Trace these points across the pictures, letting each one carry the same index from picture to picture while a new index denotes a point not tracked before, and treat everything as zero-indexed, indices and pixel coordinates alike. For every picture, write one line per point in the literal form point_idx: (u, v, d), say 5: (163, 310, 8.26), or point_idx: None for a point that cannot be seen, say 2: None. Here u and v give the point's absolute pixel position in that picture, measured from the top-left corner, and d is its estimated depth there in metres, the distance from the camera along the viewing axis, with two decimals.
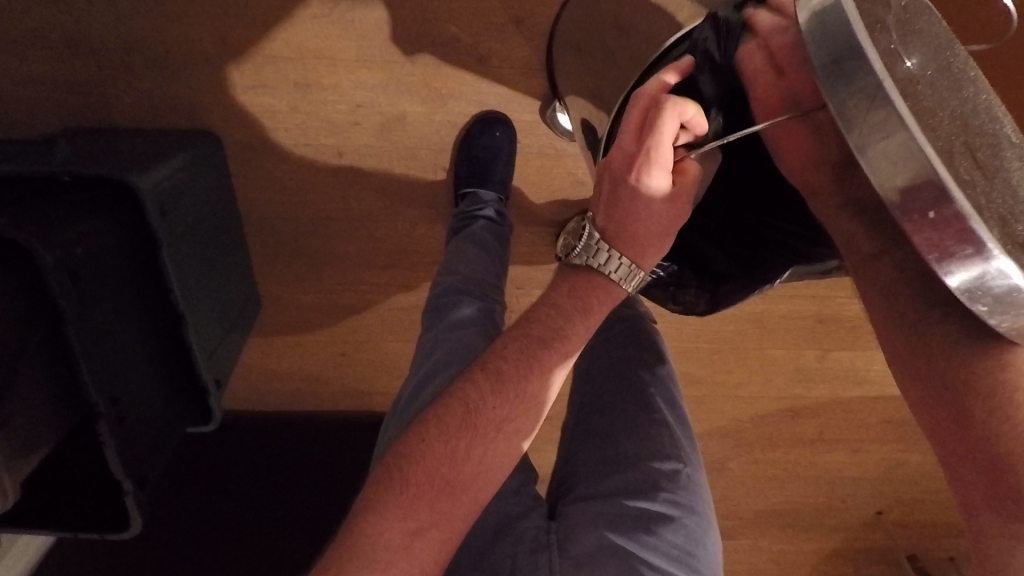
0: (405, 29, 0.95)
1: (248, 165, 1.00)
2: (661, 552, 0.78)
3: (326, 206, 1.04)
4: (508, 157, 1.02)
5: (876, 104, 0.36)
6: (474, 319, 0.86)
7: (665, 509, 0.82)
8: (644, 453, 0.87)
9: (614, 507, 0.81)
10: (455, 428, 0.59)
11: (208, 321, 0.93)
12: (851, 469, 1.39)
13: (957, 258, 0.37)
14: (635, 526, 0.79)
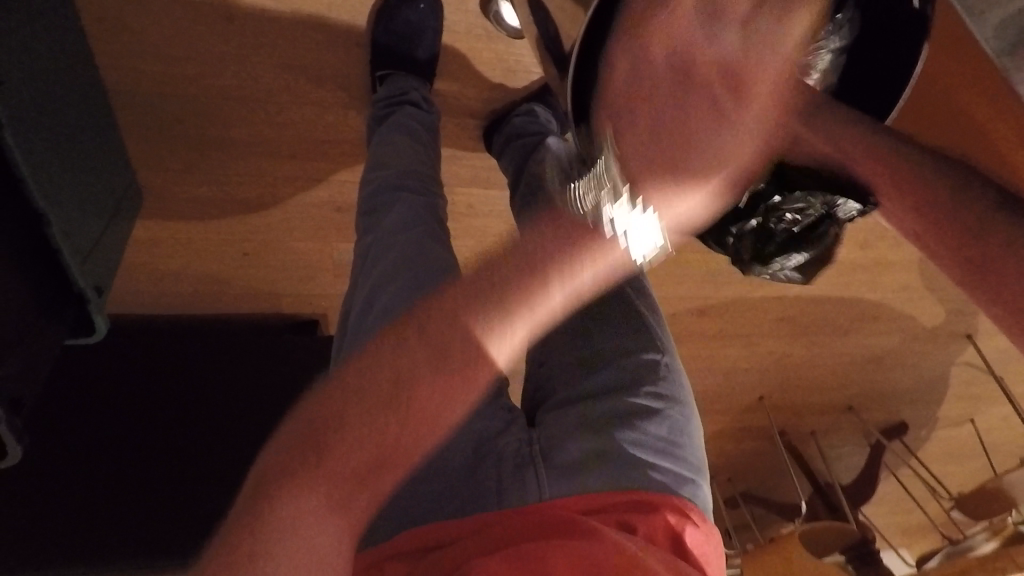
0: None
1: (111, 27, 0.83)
2: (646, 445, 0.56)
3: (213, 82, 0.88)
4: (434, 36, 0.88)
5: None
6: (418, 217, 0.68)
7: (648, 403, 0.59)
8: (623, 346, 0.63)
9: (595, 408, 0.58)
10: (370, 400, 0.44)
11: (80, 218, 0.75)
12: (743, 360, 1.58)
13: None
14: (623, 420, 0.57)
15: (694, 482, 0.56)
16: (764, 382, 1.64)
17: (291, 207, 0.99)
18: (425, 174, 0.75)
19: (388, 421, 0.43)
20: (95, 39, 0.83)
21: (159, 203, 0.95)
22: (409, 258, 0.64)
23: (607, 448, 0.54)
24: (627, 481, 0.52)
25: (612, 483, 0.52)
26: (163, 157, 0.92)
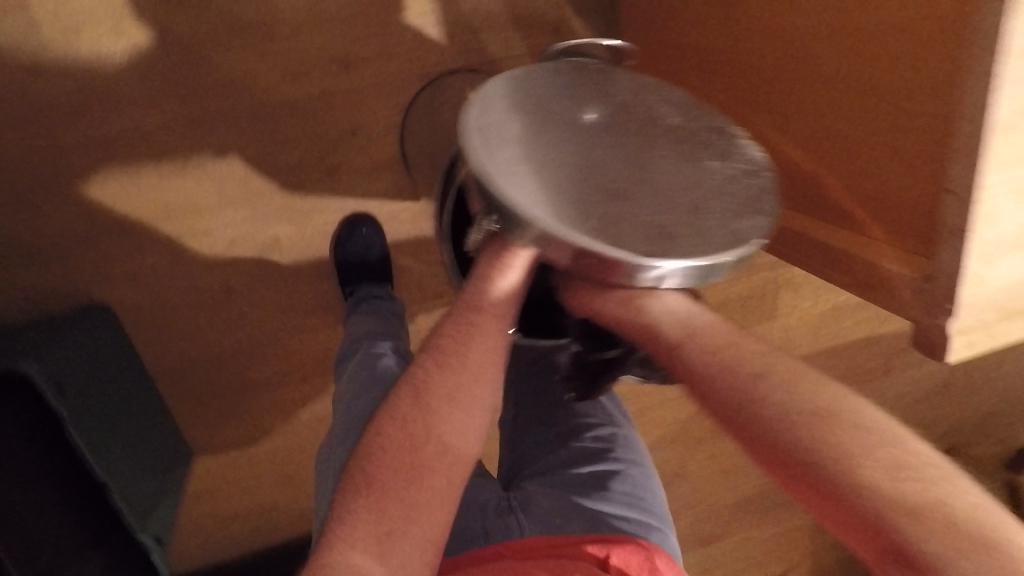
0: (257, 161, 0.98)
1: (142, 325, 1.03)
2: (615, 502, 0.63)
3: (224, 342, 1.08)
4: (383, 249, 1.03)
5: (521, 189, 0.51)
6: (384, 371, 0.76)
7: (614, 464, 0.67)
8: (588, 415, 0.72)
9: (568, 472, 0.66)
10: (393, 462, 0.51)
11: (137, 483, 0.91)
12: (803, 428, 1.49)
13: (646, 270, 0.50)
14: (590, 483, 0.65)
15: (659, 532, 0.63)
16: None
17: (312, 421, 1.13)
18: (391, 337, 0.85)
19: (410, 477, 0.50)
20: (135, 340, 1.04)
21: (208, 454, 1.11)
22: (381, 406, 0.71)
23: (580, 506, 0.61)
24: (597, 530, 0.59)
25: (584, 531, 0.58)
26: (205, 414, 1.10)
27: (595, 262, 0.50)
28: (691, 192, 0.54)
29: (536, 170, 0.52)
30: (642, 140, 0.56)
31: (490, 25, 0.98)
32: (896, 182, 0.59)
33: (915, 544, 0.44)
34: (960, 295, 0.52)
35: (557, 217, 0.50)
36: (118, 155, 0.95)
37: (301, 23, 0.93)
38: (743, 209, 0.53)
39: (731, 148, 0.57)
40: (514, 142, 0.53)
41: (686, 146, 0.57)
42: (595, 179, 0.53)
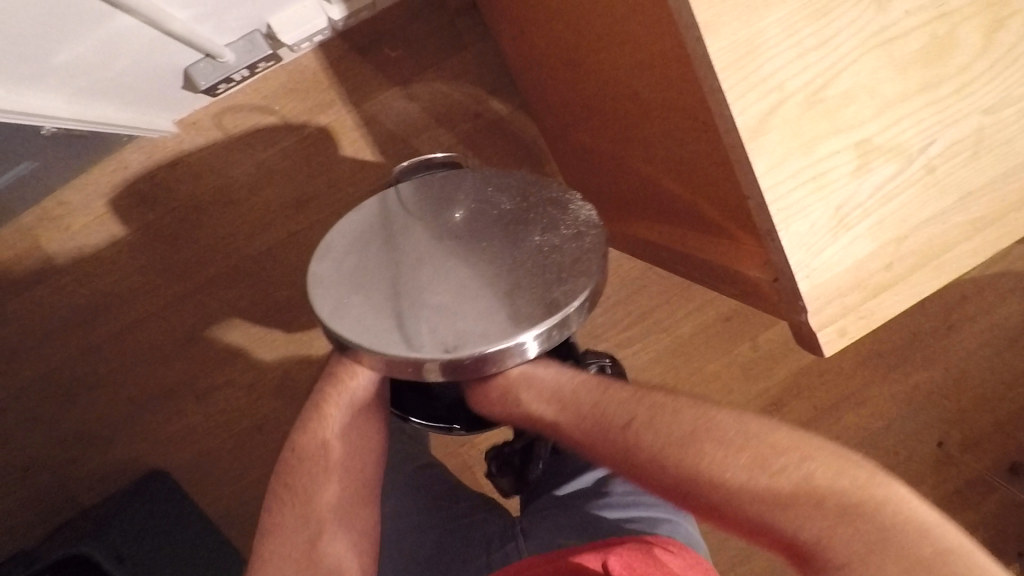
0: (253, 311, 1.09)
1: (194, 481, 1.13)
2: (614, 505, 0.71)
3: (267, 479, 1.15)
4: None
5: (376, 315, 0.56)
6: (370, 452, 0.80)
7: (610, 469, 0.75)
8: None
9: (570, 485, 0.76)
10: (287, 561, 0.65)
11: None
12: (895, 415, 1.30)
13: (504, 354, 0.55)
14: (590, 490, 0.74)
15: (670, 521, 0.70)
16: (933, 422, 1.31)
17: None
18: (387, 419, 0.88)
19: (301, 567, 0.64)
20: (192, 496, 1.14)
21: None
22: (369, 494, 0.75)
23: (580, 518, 0.70)
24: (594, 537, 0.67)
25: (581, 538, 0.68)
26: None
27: (445, 371, 0.55)
28: (521, 268, 0.58)
29: (388, 290, 0.58)
30: (476, 240, 0.60)
31: (416, 128, 1.06)
32: (713, 198, 0.51)
33: (792, 532, 0.50)
34: (803, 290, 0.41)
35: (408, 333, 0.55)
36: (139, 341, 1.08)
37: (257, 183, 1.05)
38: (570, 274, 0.56)
39: (560, 218, 0.60)
40: (355, 278, 0.59)
41: (514, 227, 0.61)
42: (432, 294, 0.58)
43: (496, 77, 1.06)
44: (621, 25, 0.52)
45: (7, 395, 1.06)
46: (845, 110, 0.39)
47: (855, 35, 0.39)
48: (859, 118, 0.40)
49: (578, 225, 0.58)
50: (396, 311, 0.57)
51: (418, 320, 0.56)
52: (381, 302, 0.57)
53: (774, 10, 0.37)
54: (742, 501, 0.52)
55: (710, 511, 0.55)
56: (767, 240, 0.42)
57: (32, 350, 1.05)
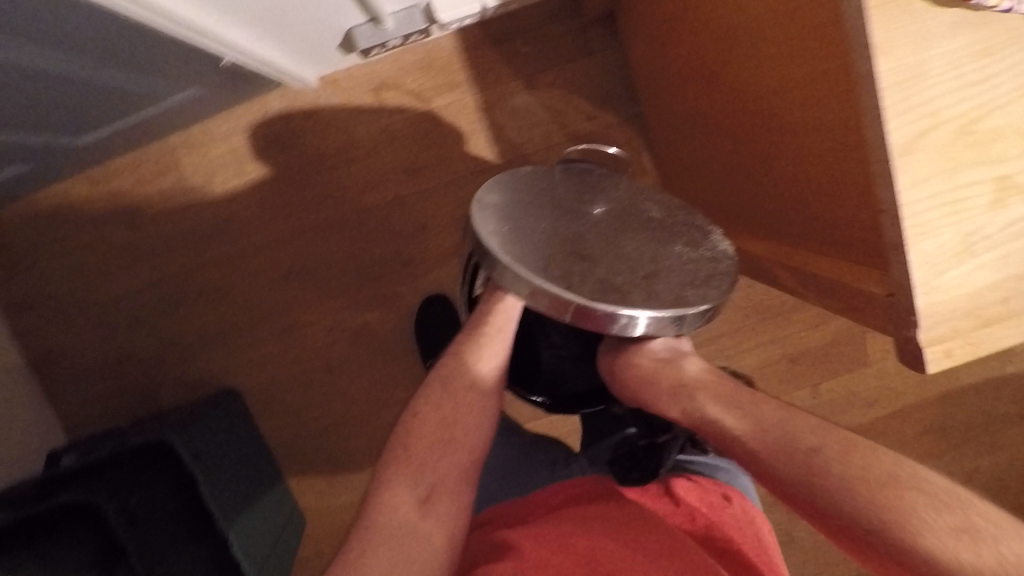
0: (349, 259, 1.18)
1: (264, 405, 1.23)
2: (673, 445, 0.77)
3: (328, 416, 1.24)
4: (454, 324, 1.16)
5: (511, 245, 0.59)
6: None
7: None
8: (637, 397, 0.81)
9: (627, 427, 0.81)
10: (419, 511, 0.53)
11: (255, 539, 1.03)
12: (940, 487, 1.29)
13: (615, 320, 0.57)
14: None
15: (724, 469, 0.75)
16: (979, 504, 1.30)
17: None
18: None
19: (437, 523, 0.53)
20: (259, 419, 1.23)
21: (319, 521, 1.26)
22: None
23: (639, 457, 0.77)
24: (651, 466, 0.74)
25: None
26: (315, 482, 1.26)
27: (568, 312, 0.57)
28: (660, 261, 0.61)
29: (529, 230, 0.61)
30: (623, 227, 0.64)
31: (530, 119, 1.12)
32: (836, 219, 0.54)
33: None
34: (919, 305, 0.45)
35: (537, 269, 0.58)
36: (243, 267, 1.18)
37: (376, 145, 1.13)
38: (701, 283, 0.60)
39: (702, 239, 0.64)
40: (516, 211, 0.62)
41: (659, 234, 0.64)
42: (577, 249, 0.61)
43: (615, 84, 1.12)
44: (773, 45, 0.55)
45: (123, 294, 1.18)
46: (992, 145, 0.43)
47: (1014, 81, 0.42)
48: (1005, 155, 0.43)
49: (715, 254, 0.63)
50: (531, 251, 0.59)
51: (549, 266, 0.58)
52: (519, 238, 0.60)
53: (941, 43, 0.41)
54: (835, 507, 0.51)
55: (807, 509, 0.55)
56: (889, 256, 0.46)
57: (154, 258, 1.17)
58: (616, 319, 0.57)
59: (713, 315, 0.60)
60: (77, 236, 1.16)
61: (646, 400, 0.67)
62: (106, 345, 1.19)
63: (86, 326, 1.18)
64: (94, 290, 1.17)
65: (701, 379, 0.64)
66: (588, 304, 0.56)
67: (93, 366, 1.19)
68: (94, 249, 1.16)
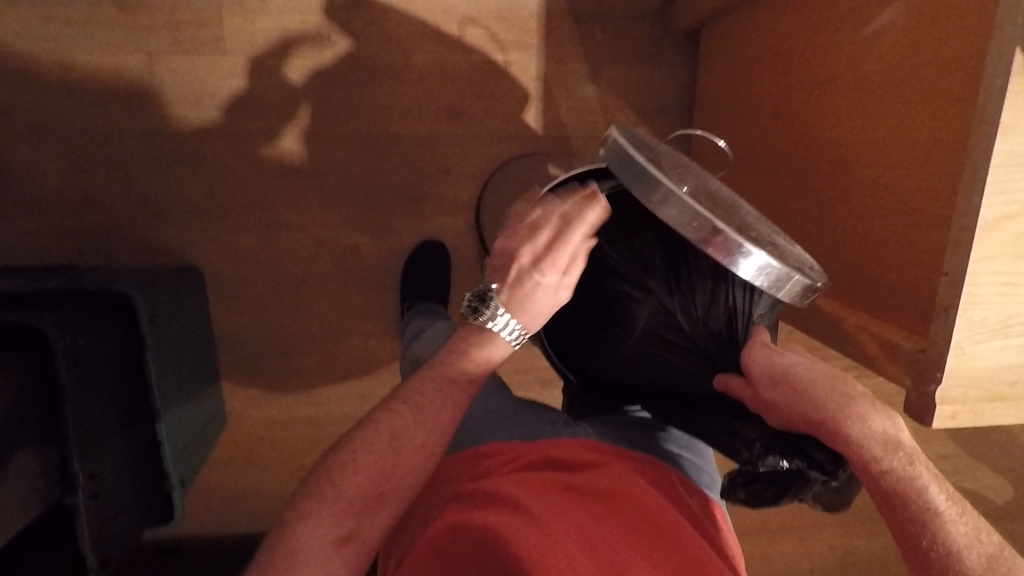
0: (361, 178, 1.15)
1: (222, 295, 1.16)
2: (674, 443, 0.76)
3: (284, 327, 1.19)
4: (444, 274, 1.16)
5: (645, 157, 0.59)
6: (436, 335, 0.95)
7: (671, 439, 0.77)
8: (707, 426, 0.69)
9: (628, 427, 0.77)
10: (353, 504, 0.55)
11: (180, 422, 0.98)
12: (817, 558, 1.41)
13: (732, 251, 0.56)
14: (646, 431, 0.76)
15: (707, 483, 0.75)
16: None
17: (338, 419, 1.23)
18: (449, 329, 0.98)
19: (361, 520, 0.55)
20: (212, 307, 1.17)
21: (240, 428, 1.21)
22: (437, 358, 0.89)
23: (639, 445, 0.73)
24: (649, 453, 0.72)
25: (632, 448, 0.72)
26: (249, 388, 1.21)
27: (694, 227, 0.56)
28: (767, 238, 0.61)
29: (656, 160, 0.62)
30: (727, 203, 0.64)
31: (582, 105, 1.14)
32: (890, 278, 0.59)
33: None
34: (949, 363, 0.49)
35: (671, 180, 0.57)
36: (249, 148, 1.12)
37: (427, 75, 1.11)
38: (801, 268, 0.59)
39: (789, 244, 0.65)
40: (643, 147, 0.63)
41: (758, 222, 0.64)
42: (704, 193, 0.61)
43: (668, 100, 1.15)
44: (884, 104, 0.60)
45: (111, 133, 1.09)
46: None
47: None
48: None
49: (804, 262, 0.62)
50: (661, 169, 0.59)
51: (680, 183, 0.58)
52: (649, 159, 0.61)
53: None
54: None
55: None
56: (935, 314, 0.51)
57: (159, 106, 1.09)
58: (734, 251, 0.56)
59: (811, 299, 0.60)
60: (80, 56, 1.06)
61: (834, 428, 0.55)
62: (74, 178, 1.09)
63: (57, 154, 1.08)
64: (82, 117, 1.08)
65: (910, 444, 0.57)
66: (716, 221, 0.55)
67: (54, 196, 1.09)
68: (97, 75, 1.07)
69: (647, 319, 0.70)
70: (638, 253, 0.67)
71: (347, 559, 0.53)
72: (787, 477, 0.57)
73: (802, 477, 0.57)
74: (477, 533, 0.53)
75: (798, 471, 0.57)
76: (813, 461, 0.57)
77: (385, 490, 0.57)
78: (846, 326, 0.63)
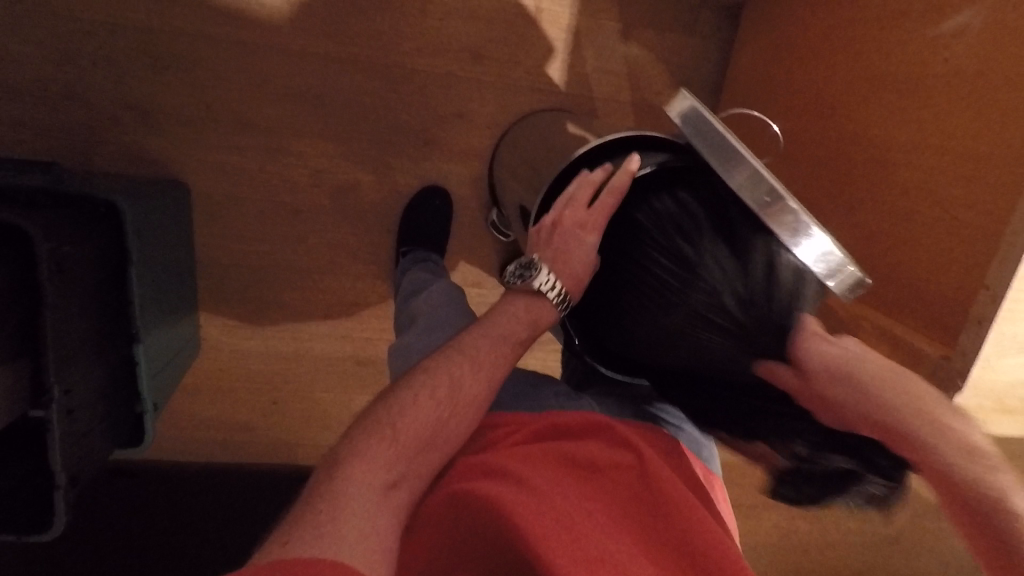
0: (370, 111, 1.09)
1: (209, 216, 1.10)
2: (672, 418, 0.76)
3: (271, 258, 1.14)
4: (444, 223, 1.13)
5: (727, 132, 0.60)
6: (438, 291, 0.93)
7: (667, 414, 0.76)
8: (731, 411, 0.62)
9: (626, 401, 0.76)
10: (407, 442, 0.55)
11: (159, 345, 0.93)
12: None
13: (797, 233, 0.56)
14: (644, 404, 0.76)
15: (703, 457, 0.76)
16: None
17: (318, 358, 1.20)
18: (450, 287, 0.95)
19: (412, 461, 0.54)
20: (196, 229, 1.10)
21: (214, 358, 1.17)
22: (441, 317, 0.87)
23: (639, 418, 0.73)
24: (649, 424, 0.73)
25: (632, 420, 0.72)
26: (228, 316, 1.16)
27: (765, 201, 0.57)
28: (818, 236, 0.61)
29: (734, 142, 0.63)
30: None
31: (608, 66, 1.10)
32: (921, 285, 0.60)
33: None
34: (973, 372, 0.51)
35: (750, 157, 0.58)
36: (253, 61, 1.04)
37: (454, 12, 1.05)
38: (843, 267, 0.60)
39: None
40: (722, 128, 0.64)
41: None
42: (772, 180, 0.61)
43: (695, 75, 1.13)
44: (940, 110, 0.60)
45: (100, 24, 0.99)
46: None
47: None
48: None
49: None
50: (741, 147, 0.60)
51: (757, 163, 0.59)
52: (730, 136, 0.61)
53: None
54: None
55: None
56: (971, 325, 0.52)
57: (158, 1, 0.99)
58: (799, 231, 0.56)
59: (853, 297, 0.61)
60: None
61: (903, 432, 0.51)
62: (55, 68, 1.00)
63: (38, 40, 0.98)
64: (69, 0, 0.98)
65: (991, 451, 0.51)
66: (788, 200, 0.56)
67: (32, 85, 1.00)
68: None
69: (687, 292, 0.58)
70: (684, 207, 0.63)
71: (397, 504, 0.51)
72: (839, 476, 0.52)
73: (856, 479, 0.52)
74: (486, 504, 0.53)
75: (852, 472, 0.51)
76: (871, 464, 0.52)
77: (438, 432, 0.57)
78: (869, 326, 0.64)
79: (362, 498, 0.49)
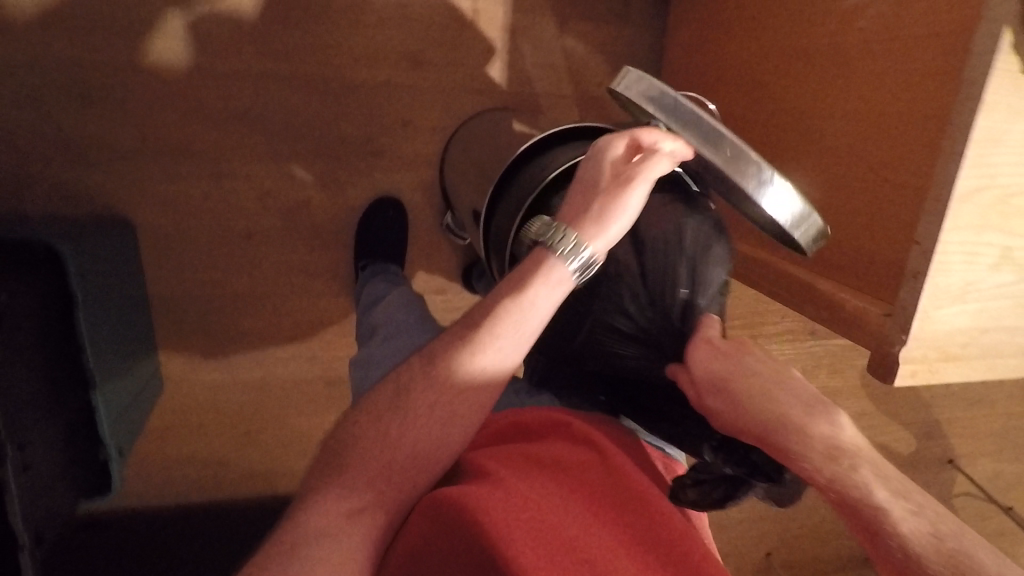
0: (313, 127, 1.07)
1: (158, 249, 1.07)
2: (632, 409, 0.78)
3: (227, 285, 1.12)
4: (401, 234, 1.12)
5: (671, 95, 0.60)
6: (399, 302, 0.92)
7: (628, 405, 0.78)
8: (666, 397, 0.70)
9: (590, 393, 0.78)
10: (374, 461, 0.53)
11: (116, 388, 0.90)
12: None
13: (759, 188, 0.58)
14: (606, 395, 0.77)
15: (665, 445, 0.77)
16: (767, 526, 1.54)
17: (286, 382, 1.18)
18: (412, 297, 0.95)
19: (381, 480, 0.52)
20: (145, 263, 1.07)
21: (178, 394, 1.14)
22: (406, 329, 0.86)
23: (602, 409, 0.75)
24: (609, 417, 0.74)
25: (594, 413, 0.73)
26: (188, 349, 1.13)
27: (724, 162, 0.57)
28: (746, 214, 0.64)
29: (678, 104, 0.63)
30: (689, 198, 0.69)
31: (547, 62, 1.11)
32: (862, 249, 0.62)
33: None
34: (914, 328, 0.53)
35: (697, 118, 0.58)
36: (189, 87, 1.02)
37: (389, 20, 1.05)
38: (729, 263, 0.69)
39: None
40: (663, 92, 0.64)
41: None
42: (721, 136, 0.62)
43: (634, 63, 1.14)
44: (859, 79, 0.62)
45: (22, 62, 0.96)
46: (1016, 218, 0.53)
47: None
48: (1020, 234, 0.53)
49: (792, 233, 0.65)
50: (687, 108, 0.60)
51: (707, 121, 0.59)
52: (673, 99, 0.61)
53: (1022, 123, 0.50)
54: None
55: None
56: (908, 282, 0.54)
57: (81, 34, 0.96)
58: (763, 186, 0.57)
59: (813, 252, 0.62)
60: None
61: (772, 441, 0.54)
62: None
63: None
64: None
65: (858, 448, 0.53)
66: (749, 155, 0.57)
67: None
68: None
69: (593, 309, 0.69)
70: None
71: (371, 533, 0.50)
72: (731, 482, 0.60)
73: (743, 482, 0.60)
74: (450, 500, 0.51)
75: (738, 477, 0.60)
76: (755, 469, 0.60)
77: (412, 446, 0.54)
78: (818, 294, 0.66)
79: (329, 530, 0.48)
